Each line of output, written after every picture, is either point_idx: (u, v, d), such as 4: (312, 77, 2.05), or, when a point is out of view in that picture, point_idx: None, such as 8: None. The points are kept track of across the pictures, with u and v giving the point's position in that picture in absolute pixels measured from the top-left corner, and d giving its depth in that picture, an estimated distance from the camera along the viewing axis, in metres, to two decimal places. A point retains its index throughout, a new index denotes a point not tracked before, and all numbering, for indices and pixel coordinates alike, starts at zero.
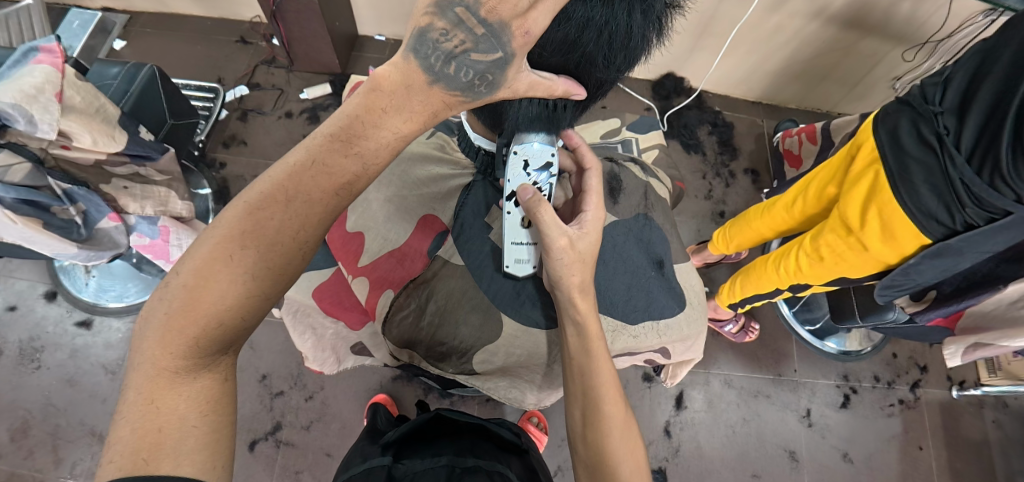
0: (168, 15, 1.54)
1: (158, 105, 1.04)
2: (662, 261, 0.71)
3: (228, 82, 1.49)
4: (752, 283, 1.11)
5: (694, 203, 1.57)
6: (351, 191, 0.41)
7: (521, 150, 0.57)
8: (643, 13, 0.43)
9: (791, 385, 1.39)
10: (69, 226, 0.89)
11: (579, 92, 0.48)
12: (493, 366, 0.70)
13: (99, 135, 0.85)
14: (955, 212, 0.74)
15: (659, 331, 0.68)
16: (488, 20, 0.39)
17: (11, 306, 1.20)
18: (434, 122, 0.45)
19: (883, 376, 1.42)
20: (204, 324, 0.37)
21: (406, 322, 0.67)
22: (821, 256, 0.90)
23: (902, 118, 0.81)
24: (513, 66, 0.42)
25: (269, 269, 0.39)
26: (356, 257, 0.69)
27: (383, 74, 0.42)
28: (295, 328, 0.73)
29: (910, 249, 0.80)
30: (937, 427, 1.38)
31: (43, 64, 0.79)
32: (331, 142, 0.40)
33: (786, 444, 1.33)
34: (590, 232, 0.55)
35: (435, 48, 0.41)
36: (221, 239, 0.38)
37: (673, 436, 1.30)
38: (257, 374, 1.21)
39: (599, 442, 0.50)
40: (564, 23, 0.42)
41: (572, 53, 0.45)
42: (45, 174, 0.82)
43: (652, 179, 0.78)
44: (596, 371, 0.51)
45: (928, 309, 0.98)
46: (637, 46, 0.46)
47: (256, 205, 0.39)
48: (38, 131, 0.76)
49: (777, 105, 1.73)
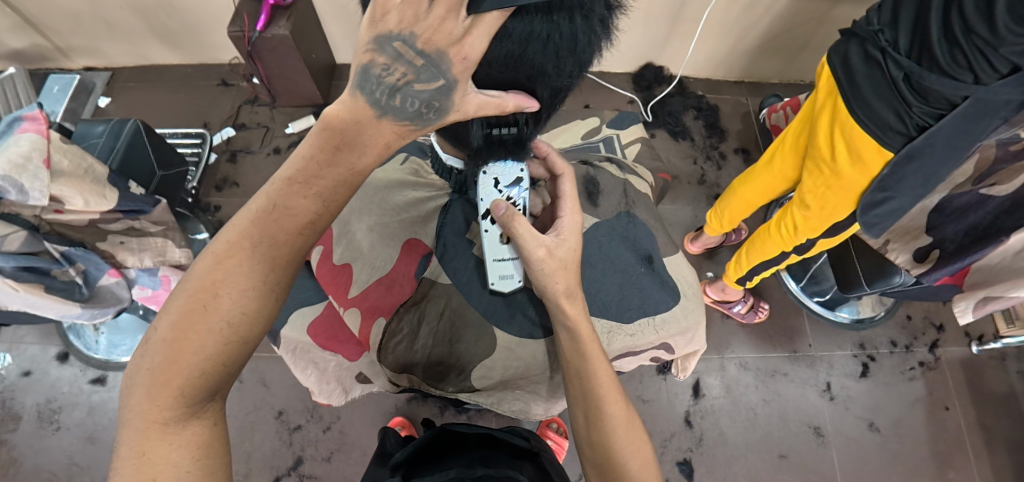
0: (150, 68, 1.56)
1: (146, 156, 1.05)
2: (651, 256, 0.70)
3: (214, 126, 1.51)
4: (756, 251, 1.13)
5: (688, 189, 1.56)
6: (316, 229, 0.42)
7: (492, 170, 0.60)
8: (584, 16, 0.43)
9: (807, 361, 1.38)
10: (70, 287, 0.92)
11: (532, 104, 0.47)
12: (492, 381, 0.69)
13: (91, 195, 0.86)
14: (904, 115, 0.75)
15: (657, 327, 0.66)
16: (427, 51, 0.39)
17: (25, 371, 1.21)
18: (389, 152, 0.45)
19: (899, 340, 1.41)
20: (187, 374, 0.37)
21: (400, 348, 0.66)
22: (807, 203, 0.94)
23: (848, 45, 0.83)
24: (459, 91, 0.41)
25: (245, 314, 0.39)
26: (345, 290, 0.70)
27: (332, 112, 0.42)
28: (297, 365, 0.73)
29: (878, 169, 0.82)
30: (961, 385, 1.36)
31: (28, 132, 0.81)
32: (290, 185, 0.41)
33: (809, 420, 1.31)
34: (568, 238, 0.53)
35: (378, 83, 0.41)
36: (193, 291, 0.38)
37: (694, 426, 1.29)
38: (273, 411, 1.22)
39: (605, 441, 0.47)
40: (505, 40, 0.42)
41: (519, 68, 0.45)
42: (41, 239, 0.83)
43: (630, 176, 0.78)
44: (594, 371, 0.48)
45: (932, 270, 0.97)
46: (584, 51, 0.46)
47: (224, 255, 0.39)
48: (30, 199, 0.77)
49: (759, 82, 1.72)
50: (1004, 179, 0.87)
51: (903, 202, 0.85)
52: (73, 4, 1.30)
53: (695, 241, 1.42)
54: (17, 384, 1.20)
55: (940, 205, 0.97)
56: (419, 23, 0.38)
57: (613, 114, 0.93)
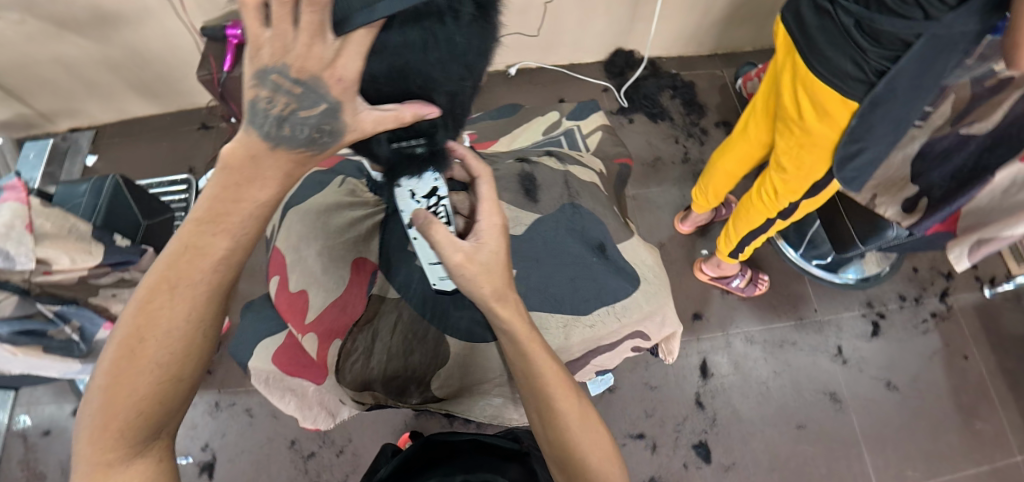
0: (132, 121, 1.60)
1: (130, 210, 1.08)
2: (603, 244, 0.67)
3: (199, 169, 1.55)
4: (742, 221, 1.12)
5: (673, 169, 1.54)
6: (232, 263, 0.41)
7: (404, 184, 0.55)
8: (456, 15, 0.36)
9: (815, 327, 1.35)
10: (68, 345, 0.94)
11: (430, 111, 0.42)
12: (454, 387, 0.65)
13: (77, 253, 0.88)
14: (861, 62, 0.73)
15: (617, 314, 0.64)
16: (303, 79, 0.35)
17: (44, 430, 1.25)
18: (292, 180, 0.42)
19: (908, 294, 1.38)
20: (124, 416, 0.38)
21: (358, 367, 0.62)
22: (784, 166, 0.94)
23: (799, 1, 0.83)
24: (346, 111, 0.38)
25: (173, 355, 0.40)
26: (302, 315, 0.61)
27: (228, 149, 0.38)
28: (273, 393, 0.65)
29: (846, 120, 0.80)
30: (977, 331, 1.33)
31: (8, 201, 0.82)
32: (198, 225, 0.39)
33: (824, 386, 1.28)
34: (488, 242, 0.48)
35: (265, 116, 0.37)
36: (120, 338, 0.38)
37: (706, 407, 1.26)
38: (286, 440, 1.23)
39: (562, 438, 0.46)
40: (380, 55, 0.36)
41: (407, 80, 0.40)
42: (33, 301, 0.86)
43: (570, 166, 0.74)
44: (539, 369, 0.46)
45: (922, 220, 0.96)
46: (474, 54, 0.40)
47: (143, 300, 0.39)
48: (16, 264, 0.80)
49: (732, 53, 1.70)
50: (983, 114, 0.82)
51: (869, 150, 0.83)
52: (45, 70, 1.33)
53: (685, 220, 1.41)
54: (38, 443, 1.23)
55: (923, 151, 0.92)
56: (289, 53, 0.33)
57: (572, 105, 0.93)
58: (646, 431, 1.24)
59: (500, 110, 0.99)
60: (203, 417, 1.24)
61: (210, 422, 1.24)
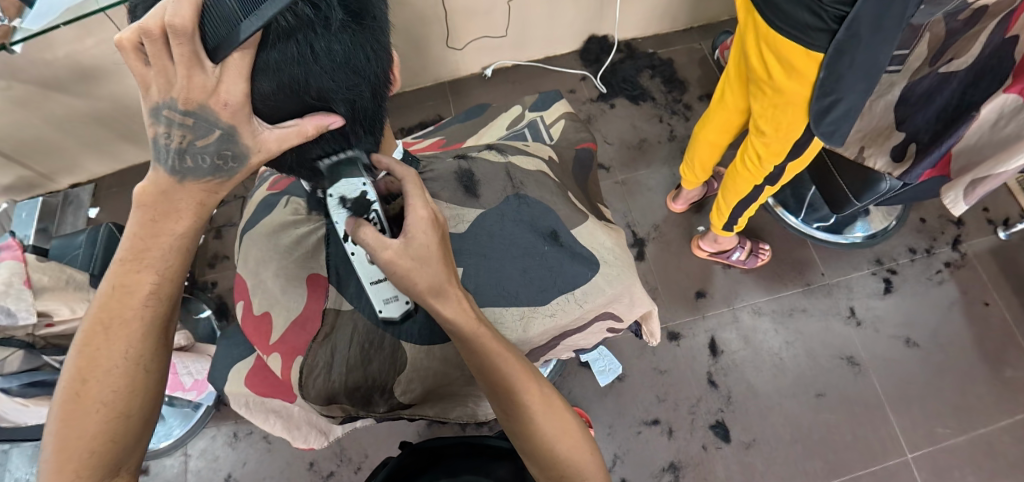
0: (128, 170, 1.65)
1: None
2: (556, 231, 0.65)
3: None
4: (732, 193, 1.09)
5: (660, 149, 1.52)
6: (161, 297, 0.44)
7: (335, 192, 0.48)
8: (326, 25, 0.38)
9: (824, 291, 1.31)
10: None
11: (333, 120, 0.43)
12: (418, 392, 0.62)
13: (76, 303, 0.93)
14: (817, 10, 0.70)
15: (578, 300, 0.63)
16: (191, 109, 0.37)
17: None
18: (209, 208, 0.45)
19: (918, 246, 1.33)
20: (77, 457, 0.40)
21: (320, 382, 0.57)
22: (762, 129, 0.92)
23: None
24: (245, 134, 0.40)
25: (117, 393, 0.42)
26: (266, 336, 0.61)
27: (139, 188, 0.41)
28: (256, 416, 0.68)
29: (814, 73, 0.78)
30: (995, 275, 1.28)
31: (6, 260, 0.87)
32: (123, 265, 0.42)
33: (840, 351, 1.24)
34: (420, 235, 0.42)
35: (164, 151, 0.40)
36: (66, 382, 0.41)
37: (719, 385, 1.23)
38: (305, 463, 1.24)
39: (527, 428, 0.47)
40: (267, 73, 0.38)
41: (304, 95, 0.41)
42: (39, 354, 0.88)
43: (511, 156, 0.72)
44: (501, 365, 0.46)
45: (915, 165, 0.91)
46: (360, 61, 0.42)
47: (83, 344, 0.42)
48: (19, 319, 0.83)
49: (708, 24, 1.67)
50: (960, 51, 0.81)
51: (846, 98, 0.79)
52: (38, 132, 1.38)
53: (677, 199, 1.37)
54: None
55: (904, 96, 0.89)
56: (173, 86, 0.36)
57: (534, 97, 0.92)
58: (661, 416, 1.21)
59: (469, 111, 0.99)
60: (223, 448, 1.27)
61: (230, 452, 1.27)
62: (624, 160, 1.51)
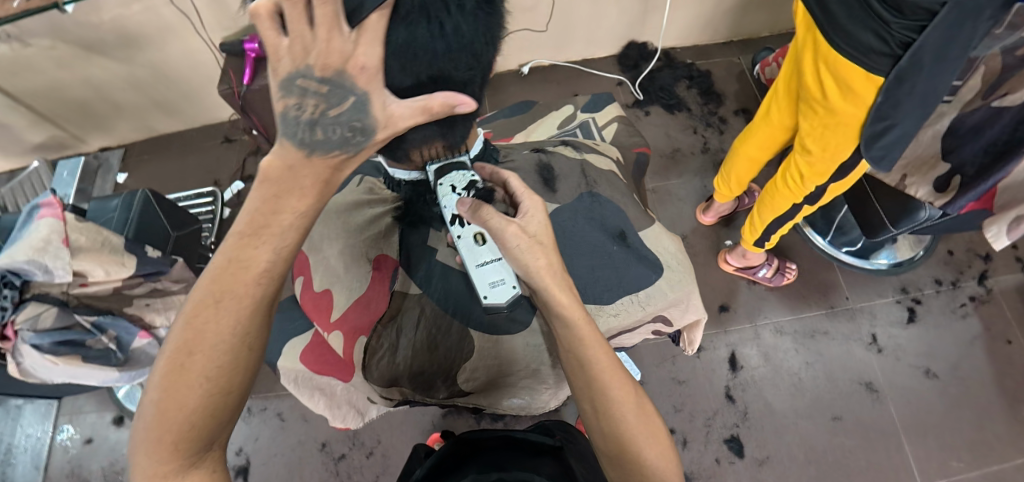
0: (158, 139, 1.66)
1: (159, 222, 1.12)
2: (624, 232, 0.66)
3: (225, 182, 1.59)
4: (768, 209, 1.09)
5: (692, 160, 1.51)
6: (274, 276, 0.42)
7: (445, 181, 0.58)
8: (461, 7, 0.40)
9: (847, 315, 1.31)
10: (106, 354, 0.96)
11: (464, 101, 0.44)
12: (479, 381, 0.65)
13: (110, 265, 0.91)
14: (884, 34, 0.69)
15: (642, 303, 0.64)
16: (328, 77, 0.40)
17: (87, 438, 1.29)
18: (330, 188, 0.45)
19: (944, 278, 1.32)
20: (177, 431, 0.38)
21: (383, 364, 0.61)
22: (808, 148, 0.91)
23: None
24: (375, 104, 0.42)
25: (221, 368, 0.40)
26: (327, 314, 0.63)
27: (267, 163, 0.42)
28: (302, 393, 0.68)
29: (871, 98, 0.77)
30: (1020, 313, 1.27)
31: (46, 217, 0.87)
32: (241, 238, 0.41)
33: (860, 376, 1.24)
34: (536, 213, 0.50)
35: (297, 122, 0.42)
36: (171, 352, 0.39)
37: (737, 400, 1.23)
38: (317, 443, 1.25)
39: (617, 432, 0.45)
40: (395, 47, 0.41)
41: (421, 71, 0.43)
42: (72, 312, 0.89)
43: (587, 154, 0.73)
44: (592, 358, 0.46)
45: (956, 198, 0.91)
46: (475, 41, 0.43)
47: (192, 313, 0.40)
48: (55, 277, 0.84)
49: (749, 38, 1.67)
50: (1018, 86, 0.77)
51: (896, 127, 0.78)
52: (78, 92, 1.39)
53: (707, 212, 1.38)
54: (82, 451, 1.28)
55: (953, 127, 0.87)
56: (310, 53, 0.38)
57: (585, 99, 0.93)
58: (675, 426, 1.21)
59: (514, 108, 0.99)
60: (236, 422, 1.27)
61: (243, 426, 1.27)
62: (656, 168, 1.51)
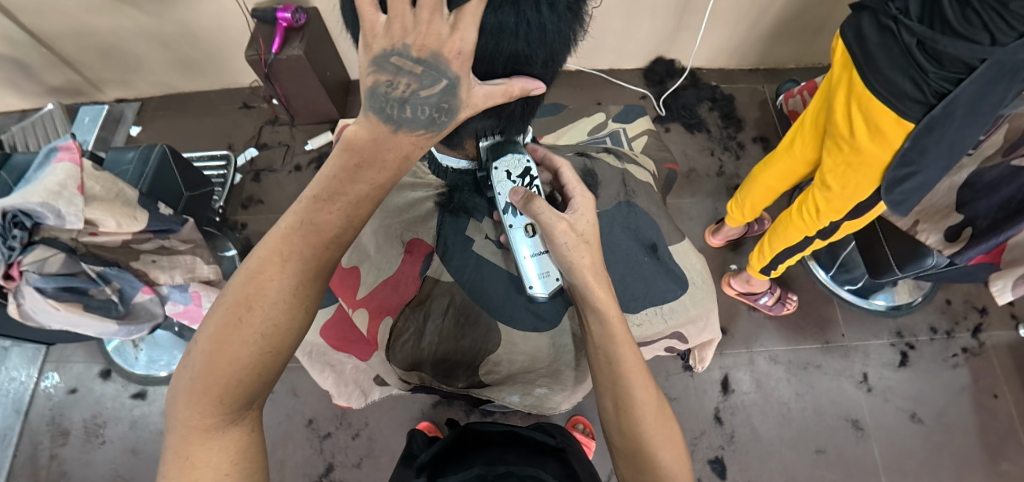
0: (176, 96, 1.64)
1: (173, 179, 1.11)
2: (655, 244, 0.71)
3: (238, 147, 1.58)
4: (780, 237, 1.05)
5: (706, 182, 1.53)
6: (341, 242, 0.45)
7: (500, 165, 0.59)
8: (549, 7, 0.45)
9: (841, 352, 1.32)
10: (106, 305, 0.94)
11: (535, 86, 0.50)
12: (499, 375, 0.72)
13: (122, 217, 0.92)
14: (921, 82, 0.69)
15: (664, 316, 0.68)
16: (423, 57, 0.43)
17: (72, 388, 1.28)
18: (409, 163, 0.50)
19: (939, 327, 1.34)
20: (225, 384, 0.38)
21: (407, 347, 0.69)
22: (828, 185, 0.87)
23: (861, 15, 0.78)
24: (462, 88, 0.45)
25: (277, 326, 0.41)
26: (353, 292, 0.72)
27: (353, 132, 0.46)
28: (313, 367, 0.75)
29: (899, 144, 0.75)
30: (1010, 370, 1.29)
31: (63, 161, 0.86)
32: (315, 202, 0.44)
33: (847, 413, 1.25)
34: (585, 212, 0.54)
35: (386, 98, 0.46)
36: (230, 305, 0.40)
37: (724, 423, 1.24)
38: (303, 419, 1.24)
39: (635, 430, 0.47)
40: (485, 36, 0.45)
41: (498, 59, 0.47)
42: (78, 261, 0.87)
43: (629, 164, 0.79)
44: (620, 356, 0.48)
45: (965, 249, 0.89)
46: (555, 39, 0.48)
47: (256, 269, 0.41)
48: (66, 223, 0.83)
49: (774, 68, 1.68)
50: None
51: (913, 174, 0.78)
52: (103, 40, 1.38)
53: (717, 234, 1.38)
54: (65, 400, 1.27)
55: (971, 180, 0.90)
56: (410, 34, 0.43)
57: (618, 108, 0.97)
58: None
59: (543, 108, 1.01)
60: None
61: None
62: None
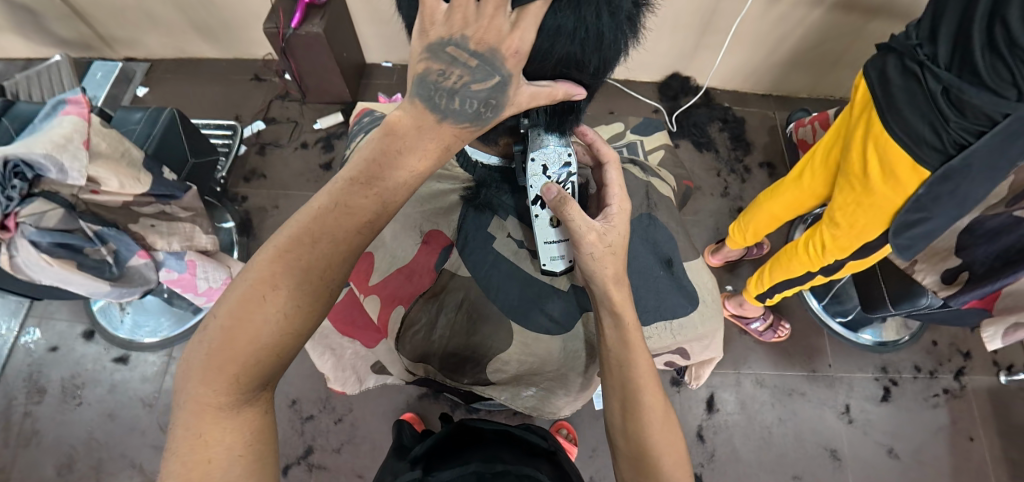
0: (187, 61, 1.62)
1: (179, 144, 1.10)
2: (671, 259, 0.74)
3: (245, 119, 1.56)
4: (781, 268, 1.06)
5: (710, 201, 1.54)
6: (373, 228, 0.46)
7: (538, 156, 0.59)
8: (609, 16, 0.48)
9: (826, 381, 1.34)
10: (100, 266, 0.91)
11: (578, 92, 0.53)
12: (506, 374, 0.75)
13: (126, 178, 0.91)
14: (941, 130, 0.70)
15: (673, 331, 0.72)
16: (479, 51, 0.45)
17: (53, 346, 1.25)
18: (448, 155, 0.51)
19: (924, 366, 1.36)
20: (242, 362, 0.40)
21: (417, 338, 0.73)
22: (835, 221, 0.87)
23: (885, 58, 0.80)
24: (512, 85, 0.48)
25: (300, 308, 0.42)
26: (366, 278, 0.76)
27: (398, 118, 0.48)
28: (315, 350, 0.79)
29: (913, 189, 0.76)
30: (987, 415, 1.31)
31: (70, 115, 0.85)
32: (350, 185, 0.45)
33: (826, 442, 1.27)
34: (617, 225, 0.55)
35: (436, 88, 0.47)
36: (254, 282, 0.41)
37: (706, 441, 1.26)
38: (287, 399, 1.23)
39: (640, 435, 0.50)
40: (542, 36, 0.48)
41: (549, 60, 0.50)
42: (77, 217, 0.85)
43: (652, 178, 0.83)
44: (634, 363, 0.51)
45: (961, 292, 0.91)
46: (611, 47, 0.51)
47: (284, 248, 0.43)
48: (68, 178, 0.81)
49: (787, 96, 1.70)
50: None
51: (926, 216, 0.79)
52: None
53: (716, 253, 1.40)
54: (45, 358, 1.24)
55: (971, 226, 0.90)
56: (471, 26, 0.45)
57: (637, 121, 1.01)
58: None
59: None
60: None
61: None
62: None
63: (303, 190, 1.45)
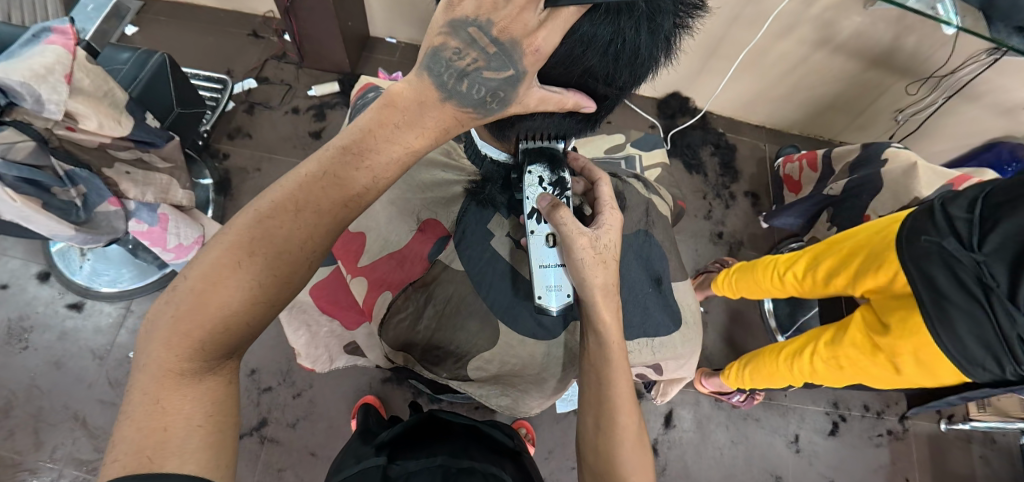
0: (181, 6, 1.55)
1: (167, 92, 1.06)
2: (660, 278, 0.75)
3: (237, 74, 1.50)
4: (762, 377, 1.06)
5: (693, 223, 1.57)
6: (360, 203, 0.45)
7: (534, 170, 0.62)
8: (646, 33, 0.49)
9: (780, 410, 1.38)
10: (67, 208, 0.87)
11: (588, 104, 0.54)
12: (486, 373, 0.75)
13: (106, 119, 0.86)
14: (1004, 363, 0.71)
15: (653, 348, 0.74)
16: (500, 38, 0.44)
17: (2, 284, 1.19)
18: (446, 136, 0.50)
19: (872, 406, 1.42)
20: (209, 329, 0.39)
21: (402, 325, 0.72)
22: (840, 365, 0.88)
23: (933, 253, 0.75)
24: (524, 83, 0.47)
25: (275, 277, 0.41)
26: (356, 257, 0.76)
27: (401, 91, 0.46)
28: (290, 324, 0.78)
29: (945, 380, 0.80)
30: (924, 458, 1.38)
31: (54, 45, 0.80)
32: (342, 154, 0.44)
33: (772, 468, 1.32)
34: (609, 233, 0.57)
35: (448, 66, 0.46)
36: (230, 246, 0.40)
37: (660, 454, 1.29)
38: (246, 368, 1.20)
39: (610, 450, 0.51)
40: (571, 40, 0.48)
41: (574, 67, 0.51)
42: (48, 154, 0.80)
43: (653, 196, 0.84)
44: (613, 380, 0.52)
45: None
46: (641, 63, 0.52)
47: (266, 213, 0.41)
48: (44, 111, 0.76)
49: (780, 131, 1.74)
50: None
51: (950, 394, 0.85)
52: None
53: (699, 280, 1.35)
54: None
55: None
56: (498, 12, 0.43)
57: (637, 134, 1.03)
58: None
59: None
60: None
61: None
62: None
63: (288, 156, 1.41)
